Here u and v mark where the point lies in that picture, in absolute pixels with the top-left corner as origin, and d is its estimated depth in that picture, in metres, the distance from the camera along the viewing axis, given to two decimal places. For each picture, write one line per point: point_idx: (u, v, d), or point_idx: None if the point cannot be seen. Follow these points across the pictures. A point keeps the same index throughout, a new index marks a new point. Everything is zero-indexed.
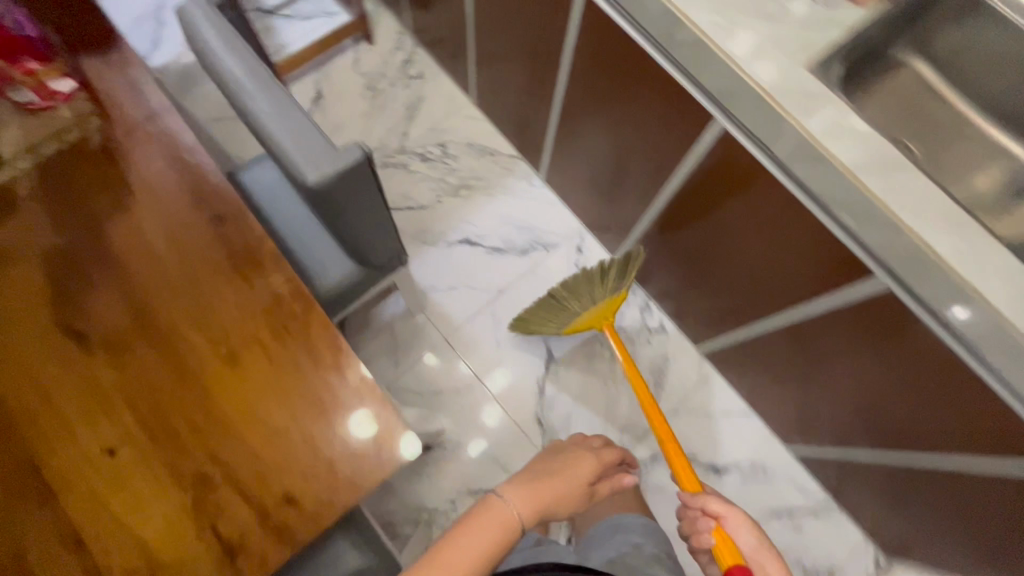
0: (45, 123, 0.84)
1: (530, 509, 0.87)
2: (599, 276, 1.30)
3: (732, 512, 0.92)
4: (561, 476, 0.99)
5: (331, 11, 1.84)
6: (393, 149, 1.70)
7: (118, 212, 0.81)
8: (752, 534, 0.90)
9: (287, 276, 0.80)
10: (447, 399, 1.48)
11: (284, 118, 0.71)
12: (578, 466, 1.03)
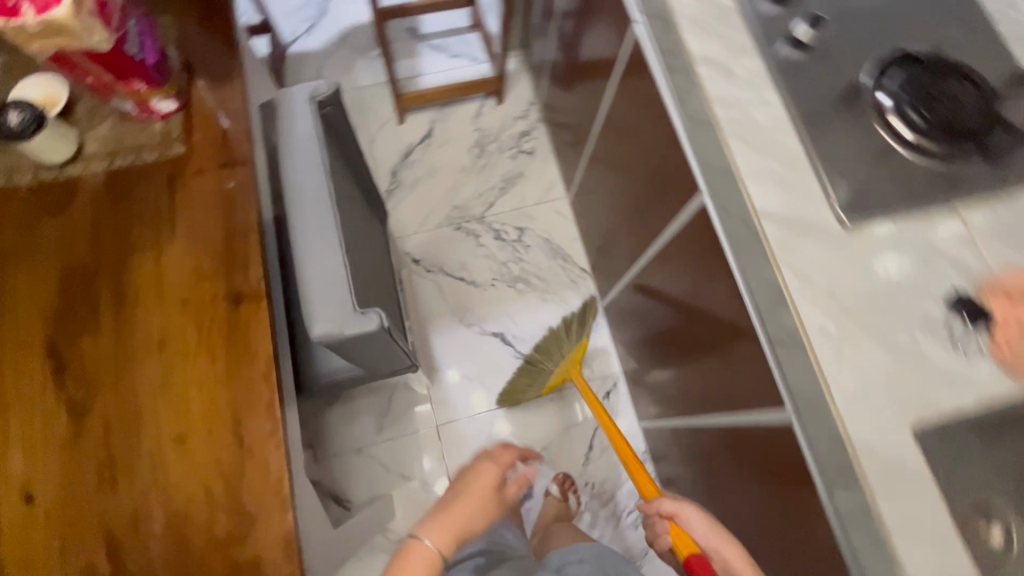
0: (133, 133, 0.85)
1: (444, 541, 0.83)
2: (565, 331, 1.30)
3: (687, 509, 0.93)
4: (472, 499, 0.90)
5: (477, 57, 1.85)
6: (472, 215, 1.66)
7: (150, 250, 0.79)
8: (709, 523, 0.91)
9: (267, 387, 0.74)
10: (411, 488, 1.41)
11: (325, 266, 0.70)
12: (487, 477, 0.95)
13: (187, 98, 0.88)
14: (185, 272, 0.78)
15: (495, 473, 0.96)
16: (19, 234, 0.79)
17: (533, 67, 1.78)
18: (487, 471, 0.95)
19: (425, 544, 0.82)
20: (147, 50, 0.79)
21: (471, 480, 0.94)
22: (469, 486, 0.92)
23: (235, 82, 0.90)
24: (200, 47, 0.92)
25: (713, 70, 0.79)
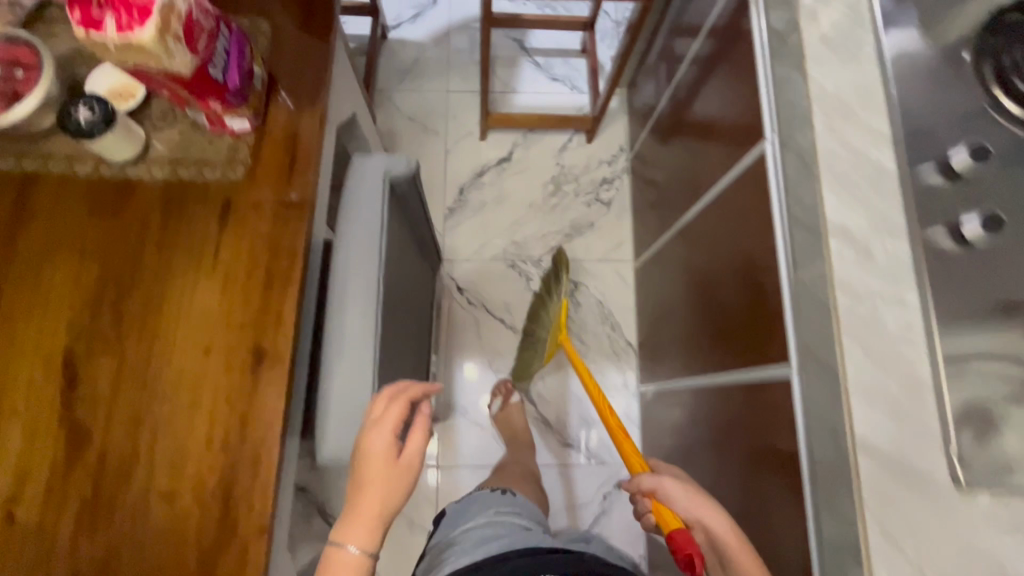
0: (201, 145, 0.80)
1: (365, 535, 0.62)
2: (545, 292, 1.26)
3: (670, 481, 0.84)
4: (366, 485, 0.63)
5: (578, 85, 1.74)
6: (530, 256, 1.59)
7: (190, 281, 0.75)
8: (689, 493, 0.82)
9: (268, 464, 0.69)
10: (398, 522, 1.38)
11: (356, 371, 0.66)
12: (376, 445, 0.63)
13: (263, 117, 0.82)
14: (218, 315, 0.74)
15: (385, 440, 0.64)
16: (70, 232, 0.77)
17: (635, 111, 1.65)
18: (371, 445, 0.63)
19: (349, 553, 0.61)
20: (233, 69, 0.72)
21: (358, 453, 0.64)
22: (358, 473, 0.64)
23: (316, 109, 0.83)
24: (288, 61, 0.85)
25: (847, 244, 0.66)
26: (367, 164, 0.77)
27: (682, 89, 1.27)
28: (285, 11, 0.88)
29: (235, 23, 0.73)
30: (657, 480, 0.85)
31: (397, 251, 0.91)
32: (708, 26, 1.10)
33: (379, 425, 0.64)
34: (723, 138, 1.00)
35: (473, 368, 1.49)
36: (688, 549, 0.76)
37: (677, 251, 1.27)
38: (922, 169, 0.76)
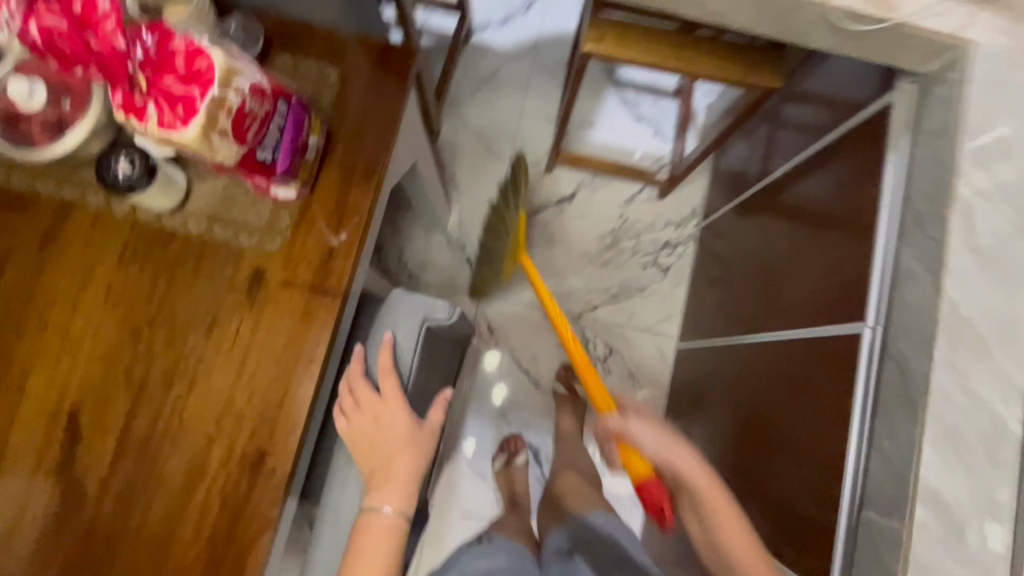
0: (242, 205, 0.74)
1: (395, 498, 0.73)
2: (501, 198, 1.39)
3: (633, 423, 0.95)
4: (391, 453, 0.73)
5: (662, 132, 1.59)
6: (571, 310, 1.51)
7: (205, 354, 0.71)
8: (649, 433, 0.94)
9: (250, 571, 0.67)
10: None
11: None
12: (396, 413, 0.74)
13: (313, 187, 0.75)
14: (228, 398, 0.70)
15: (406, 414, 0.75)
16: (94, 275, 0.73)
17: (717, 175, 1.50)
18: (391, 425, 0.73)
19: (385, 516, 0.71)
20: (283, 149, 0.65)
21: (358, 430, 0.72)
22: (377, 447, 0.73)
23: (370, 187, 0.75)
24: (351, 123, 0.77)
25: (934, 517, 0.58)
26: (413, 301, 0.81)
27: (776, 186, 1.13)
28: (357, 64, 0.79)
29: (294, 95, 0.65)
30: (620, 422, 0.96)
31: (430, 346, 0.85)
32: (827, 139, 0.95)
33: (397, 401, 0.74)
34: (813, 282, 0.88)
35: (495, 356, 1.48)
36: (655, 499, 0.92)
37: (727, 361, 1.17)
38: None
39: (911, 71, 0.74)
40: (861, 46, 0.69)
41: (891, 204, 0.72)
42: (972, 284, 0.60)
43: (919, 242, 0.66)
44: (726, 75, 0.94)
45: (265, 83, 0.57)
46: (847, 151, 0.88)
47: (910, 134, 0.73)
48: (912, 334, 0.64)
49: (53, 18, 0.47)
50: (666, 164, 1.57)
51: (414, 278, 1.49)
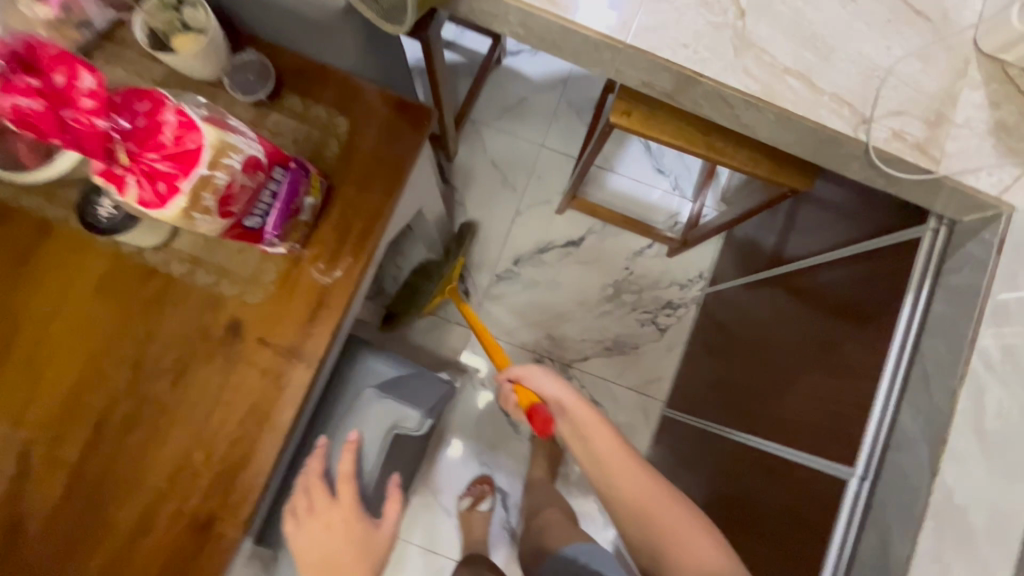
0: (229, 251, 0.71)
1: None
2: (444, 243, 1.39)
3: (531, 369, 0.97)
4: (342, 563, 0.60)
5: (681, 187, 1.55)
6: (561, 357, 1.48)
7: (169, 400, 0.69)
8: (549, 378, 0.96)
9: None
10: None
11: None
12: (348, 516, 0.61)
13: (307, 244, 0.72)
14: (188, 449, 0.68)
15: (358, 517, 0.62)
16: (67, 300, 0.70)
17: (730, 243, 1.46)
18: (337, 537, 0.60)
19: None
20: (275, 216, 0.61)
21: (308, 547, 0.59)
22: (328, 560, 0.59)
23: (363, 253, 0.72)
24: (353, 179, 0.74)
25: None
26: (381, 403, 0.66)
27: (786, 277, 1.09)
28: (367, 116, 0.75)
29: (294, 161, 0.62)
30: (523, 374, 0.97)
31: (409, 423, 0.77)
32: (844, 251, 0.90)
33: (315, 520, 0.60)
34: (806, 402, 0.85)
35: (488, 394, 1.45)
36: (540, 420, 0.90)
37: (709, 447, 1.14)
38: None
39: (946, 214, 0.70)
40: (896, 187, 0.65)
41: (900, 353, 0.68)
42: (971, 469, 0.57)
43: (924, 406, 0.62)
44: (754, 171, 0.91)
45: (259, 156, 0.54)
46: (862, 269, 0.82)
47: (933, 281, 0.69)
48: (900, 506, 0.61)
49: (28, 99, 0.43)
50: (680, 221, 1.53)
51: None
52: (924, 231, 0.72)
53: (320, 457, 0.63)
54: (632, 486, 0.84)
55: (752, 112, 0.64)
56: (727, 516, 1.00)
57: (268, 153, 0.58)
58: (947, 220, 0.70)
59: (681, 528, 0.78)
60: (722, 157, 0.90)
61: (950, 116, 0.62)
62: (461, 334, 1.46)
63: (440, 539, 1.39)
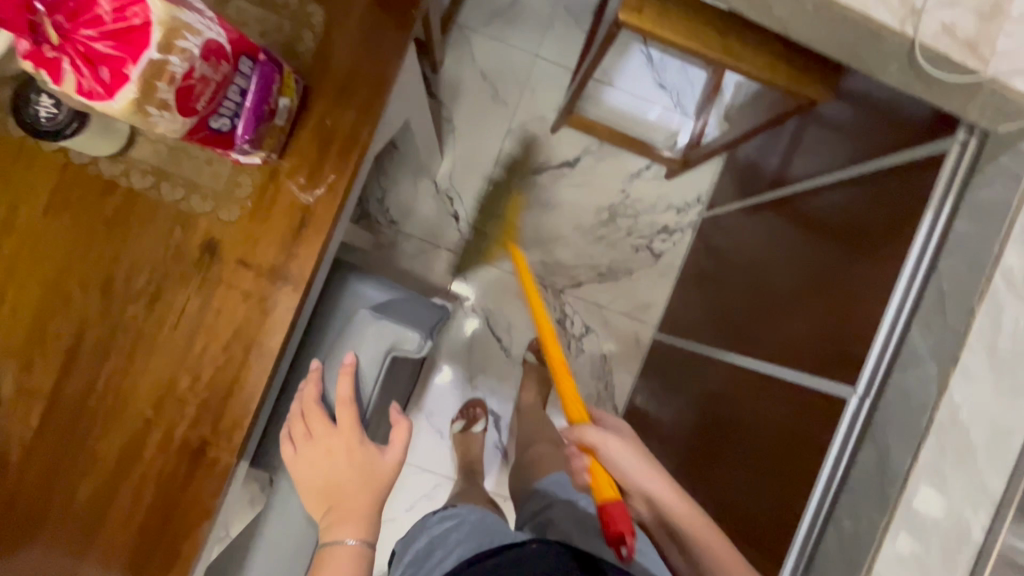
0: (197, 162, 0.64)
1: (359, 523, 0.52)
2: None
3: (604, 440, 0.80)
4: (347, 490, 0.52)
5: (683, 104, 1.46)
6: (553, 283, 1.44)
7: (147, 323, 0.64)
8: (632, 456, 0.80)
9: (192, 547, 0.64)
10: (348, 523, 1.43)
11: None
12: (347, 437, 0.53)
13: (285, 154, 0.65)
14: (173, 373, 0.64)
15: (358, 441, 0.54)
16: (19, 217, 0.62)
17: (732, 164, 1.40)
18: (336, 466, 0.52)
19: (347, 548, 0.50)
20: (246, 117, 0.53)
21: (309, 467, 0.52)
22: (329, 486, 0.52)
23: (346, 166, 0.65)
24: (333, 80, 0.65)
25: None
26: (376, 328, 0.56)
27: (792, 196, 1.05)
28: (348, 6, 0.66)
29: (262, 52, 0.53)
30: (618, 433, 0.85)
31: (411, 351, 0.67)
32: (859, 169, 0.85)
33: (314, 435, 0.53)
34: (808, 323, 0.84)
35: (473, 321, 1.43)
36: (620, 526, 0.72)
37: (702, 370, 1.15)
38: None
39: (977, 124, 0.65)
40: (934, 92, 0.60)
41: (914, 270, 0.66)
42: (980, 385, 0.57)
43: (936, 325, 0.61)
44: (772, 78, 0.84)
45: (222, 41, 0.46)
46: (881, 189, 0.78)
47: (956, 195, 0.66)
48: (903, 419, 0.61)
49: None
50: (680, 140, 1.46)
51: (395, 226, 1.41)
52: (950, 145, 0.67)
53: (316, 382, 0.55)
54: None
55: (788, 3, 0.56)
56: (709, 446, 1.02)
57: (232, 39, 0.49)
58: (979, 131, 0.65)
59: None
60: (736, 61, 0.83)
61: (1006, 10, 0.56)
62: (452, 260, 1.42)
63: (435, 456, 1.42)
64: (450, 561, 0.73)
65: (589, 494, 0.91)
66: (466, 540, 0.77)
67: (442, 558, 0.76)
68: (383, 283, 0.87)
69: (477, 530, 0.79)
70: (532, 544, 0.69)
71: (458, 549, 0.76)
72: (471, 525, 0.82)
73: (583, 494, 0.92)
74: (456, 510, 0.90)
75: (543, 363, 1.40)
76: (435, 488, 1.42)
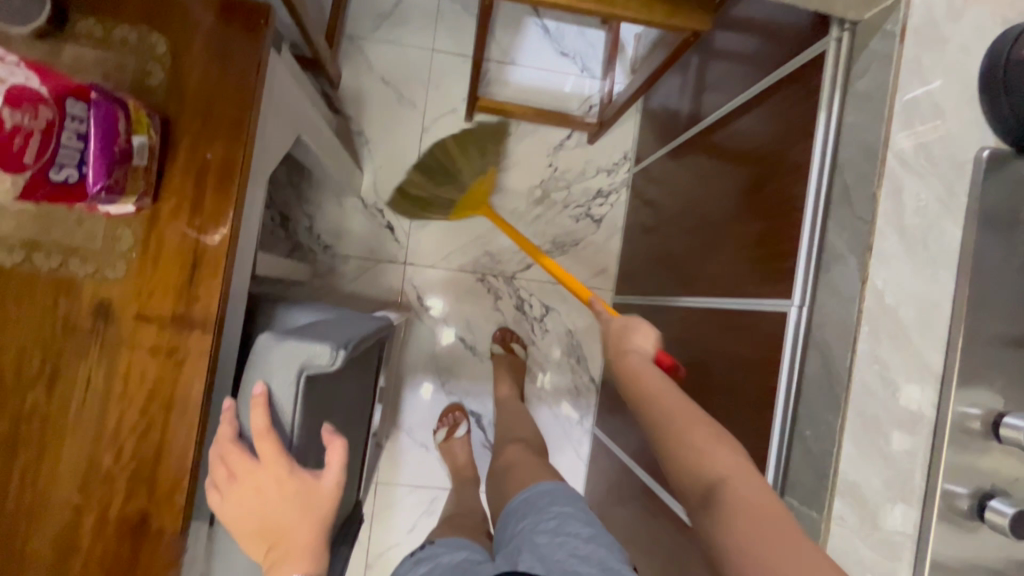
0: (67, 225, 0.59)
1: (309, 557, 0.47)
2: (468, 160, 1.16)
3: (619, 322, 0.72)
4: (286, 523, 0.48)
5: (589, 67, 1.46)
6: (502, 271, 1.42)
7: (53, 405, 0.59)
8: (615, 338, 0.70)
9: None
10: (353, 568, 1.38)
11: None
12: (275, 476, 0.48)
13: (161, 193, 0.61)
14: (93, 450, 0.59)
15: (284, 471, 0.49)
16: None
17: (648, 114, 1.41)
18: (269, 499, 0.47)
19: None
20: (93, 163, 0.50)
21: (240, 511, 0.48)
22: (267, 521, 0.48)
23: (228, 194, 0.62)
24: (193, 110, 0.62)
25: (851, 509, 0.58)
26: (279, 347, 0.51)
27: (706, 129, 1.06)
28: (189, 29, 0.62)
29: (93, 90, 0.49)
30: (622, 338, 0.69)
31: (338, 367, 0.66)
32: (757, 88, 0.86)
33: (231, 479, 0.48)
34: (740, 250, 0.84)
35: (450, 331, 1.41)
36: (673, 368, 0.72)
37: (660, 320, 1.15)
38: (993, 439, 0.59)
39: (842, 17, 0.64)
40: None
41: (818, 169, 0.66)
42: (895, 267, 0.58)
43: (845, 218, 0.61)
44: (647, 18, 0.87)
45: (30, 85, 0.45)
46: (778, 102, 0.78)
47: (842, 90, 0.64)
48: (835, 318, 0.61)
49: None
50: (595, 102, 1.46)
51: (330, 250, 1.37)
52: (828, 44, 0.66)
53: (229, 420, 0.50)
54: (725, 466, 0.50)
55: None
56: None
57: (48, 83, 0.46)
58: (849, 23, 0.64)
59: (760, 501, 0.47)
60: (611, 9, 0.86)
61: None
62: (396, 271, 1.39)
63: (422, 470, 1.39)
64: None
65: (562, 511, 0.82)
66: None
67: None
68: (311, 308, 0.84)
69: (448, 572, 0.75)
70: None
71: None
72: (444, 566, 0.78)
73: (556, 510, 0.83)
74: (433, 550, 0.86)
75: (511, 352, 1.38)
76: (427, 501, 1.39)
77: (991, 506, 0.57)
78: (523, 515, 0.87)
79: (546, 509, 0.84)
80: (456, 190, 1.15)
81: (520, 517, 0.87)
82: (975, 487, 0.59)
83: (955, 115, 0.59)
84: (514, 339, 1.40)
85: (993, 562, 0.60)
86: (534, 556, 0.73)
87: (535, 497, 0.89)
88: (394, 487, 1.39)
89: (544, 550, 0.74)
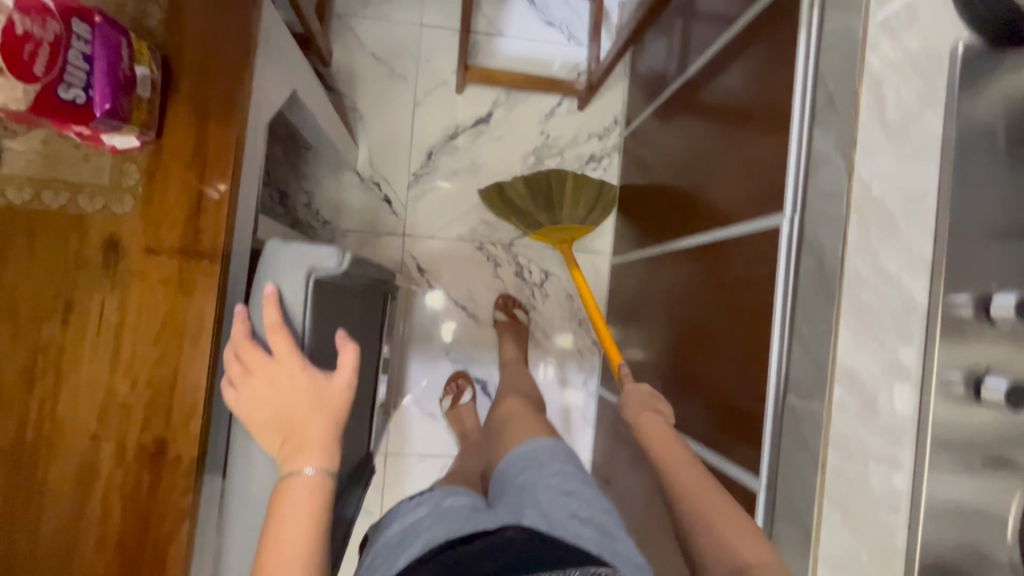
0: (75, 162, 0.61)
1: (322, 450, 0.51)
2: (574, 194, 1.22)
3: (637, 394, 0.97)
4: (300, 418, 0.51)
5: (575, 35, 1.48)
6: (500, 239, 1.44)
7: (67, 337, 0.60)
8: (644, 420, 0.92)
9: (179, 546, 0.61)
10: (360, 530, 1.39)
11: None
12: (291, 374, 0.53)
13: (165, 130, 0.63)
14: (109, 381, 0.61)
15: (298, 369, 0.53)
16: None
17: (636, 78, 1.43)
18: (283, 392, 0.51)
19: (307, 476, 0.50)
20: (98, 82, 0.52)
21: (256, 406, 0.51)
22: (281, 416, 0.51)
23: (230, 128, 0.64)
24: (192, 48, 0.64)
25: (850, 395, 0.60)
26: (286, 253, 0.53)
27: (692, 80, 1.08)
28: None
29: (97, 14, 0.52)
30: (650, 404, 0.93)
31: (341, 295, 0.67)
32: (738, 24, 0.88)
33: (244, 378, 0.51)
34: (729, 181, 0.87)
35: (450, 327, 1.42)
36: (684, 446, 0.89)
37: (656, 271, 1.17)
38: (983, 321, 0.61)
39: None
40: None
41: None
42: (876, 160, 0.60)
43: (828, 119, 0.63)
44: None
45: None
46: (759, 29, 0.81)
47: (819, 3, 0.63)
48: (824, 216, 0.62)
49: None
50: (582, 69, 1.48)
51: (329, 225, 1.39)
52: None
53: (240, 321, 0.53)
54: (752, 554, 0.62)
55: None
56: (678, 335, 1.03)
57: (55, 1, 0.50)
58: None
59: None
60: None
61: None
62: (395, 243, 1.41)
63: (430, 437, 1.40)
64: (416, 549, 0.66)
65: (563, 470, 0.84)
66: (437, 525, 0.71)
67: (410, 545, 0.67)
68: None
69: (448, 516, 0.74)
70: (506, 533, 0.64)
71: (430, 533, 0.69)
72: (443, 509, 0.79)
73: (556, 468, 0.84)
74: (431, 495, 0.87)
75: (513, 318, 1.40)
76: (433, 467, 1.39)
77: (986, 385, 0.60)
78: (519, 470, 0.85)
79: (547, 464, 0.85)
80: (550, 219, 1.22)
81: (517, 469, 0.86)
82: (967, 371, 0.61)
83: (929, 14, 0.61)
84: (515, 305, 1.41)
85: (989, 443, 0.62)
86: (537, 512, 0.70)
87: (536, 452, 0.89)
88: (405, 455, 1.40)
89: (545, 505, 0.74)
